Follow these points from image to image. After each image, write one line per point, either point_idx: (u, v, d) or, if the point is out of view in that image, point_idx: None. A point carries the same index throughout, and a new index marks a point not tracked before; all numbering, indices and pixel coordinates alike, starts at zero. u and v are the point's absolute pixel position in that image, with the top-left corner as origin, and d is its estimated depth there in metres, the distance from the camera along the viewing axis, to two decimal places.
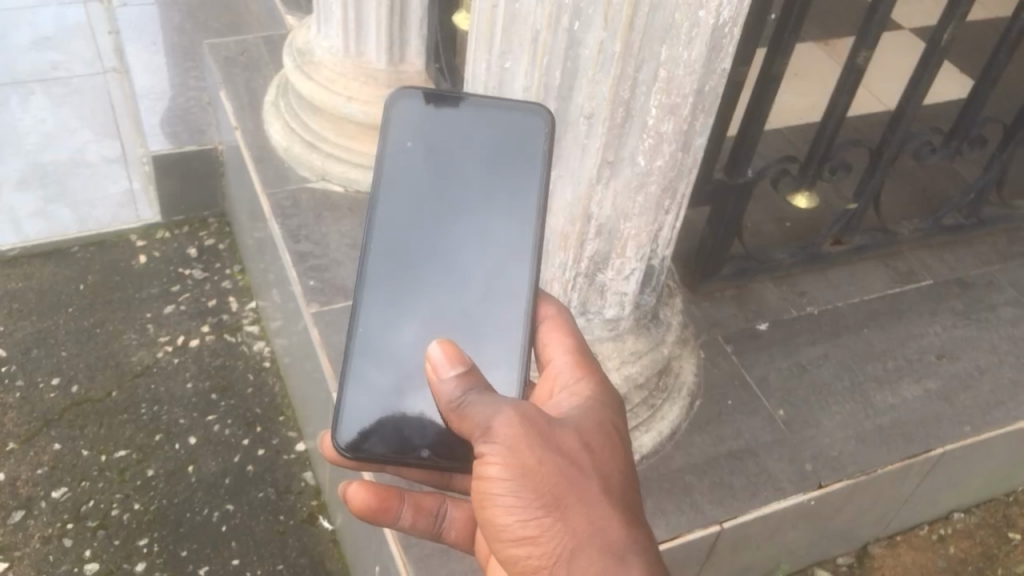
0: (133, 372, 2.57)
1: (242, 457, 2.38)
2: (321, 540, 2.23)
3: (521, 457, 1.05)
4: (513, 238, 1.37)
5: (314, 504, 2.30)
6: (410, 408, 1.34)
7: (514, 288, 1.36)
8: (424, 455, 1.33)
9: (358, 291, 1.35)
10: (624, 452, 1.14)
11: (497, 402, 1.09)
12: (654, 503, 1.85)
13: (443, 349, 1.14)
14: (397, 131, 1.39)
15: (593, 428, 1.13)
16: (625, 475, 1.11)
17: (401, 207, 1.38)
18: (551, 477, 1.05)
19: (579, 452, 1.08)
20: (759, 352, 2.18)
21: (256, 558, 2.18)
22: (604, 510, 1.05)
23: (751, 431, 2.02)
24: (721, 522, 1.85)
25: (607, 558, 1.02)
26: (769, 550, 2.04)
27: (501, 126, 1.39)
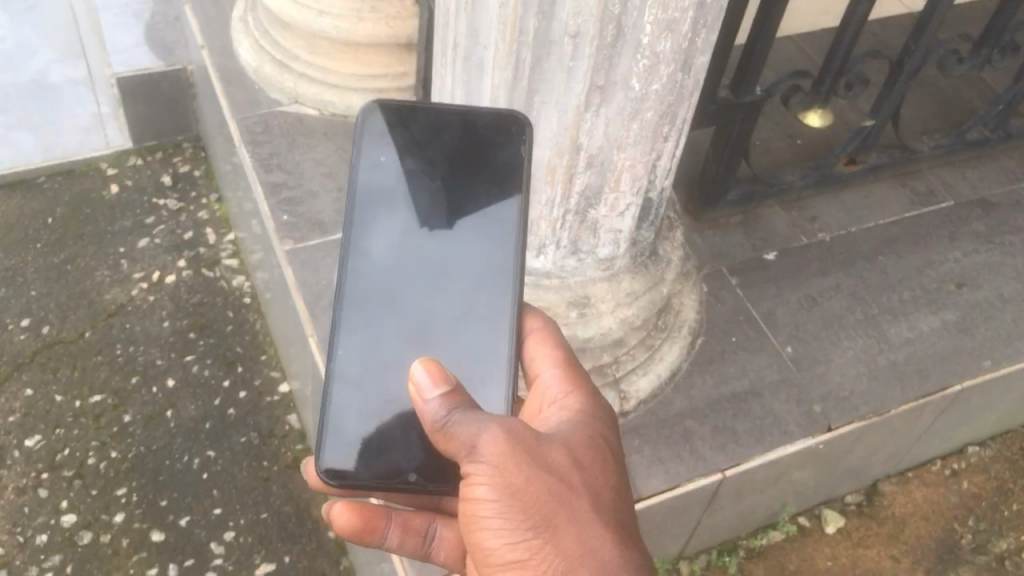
0: (107, 312, 2.45)
1: (222, 401, 2.27)
2: (307, 487, 2.12)
3: (510, 478, 1.00)
4: (494, 263, 1.26)
5: (299, 449, 2.19)
6: (394, 430, 1.19)
7: (499, 308, 1.24)
8: (410, 478, 1.17)
9: (335, 313, 1.22)
10: (614, 469, 1.10)
11: (483, 421, 1.04)
12: (652, 452, 1.74)
13: (428, 368, 1.07)
14: (372, 144, 1.26)
15: (584, 445, 1.09)
16: (616, 491, 1.07)
17: (379, 225, 1.26)
18: (542, 497, 1.01)
19: (568, 468, 1.04)
20: (766, 284, 2.04)
21: (238, 508, 2.08)
22: (595, 528, 1.01)
23: (757, 370, 1.89)
24: (723, 470, 1.75)
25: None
26: (774, 492, 1.94)
27: (477, 143, 1.28)
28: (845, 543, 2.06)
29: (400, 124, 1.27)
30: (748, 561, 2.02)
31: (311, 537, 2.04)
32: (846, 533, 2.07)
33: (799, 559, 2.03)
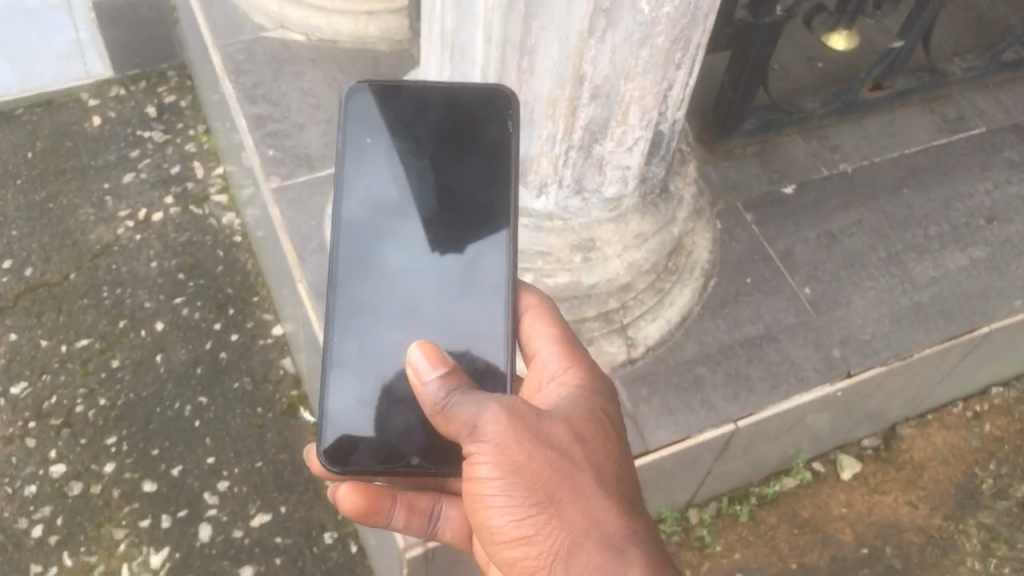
0: (92, 253, 2.34)
1: (214, 345, 2.18)
2: (303, 434, 2.05)
3: (509, 455, 0.96)
4: (487, 245, 1.19)
5: (294, 395, 2.10)
6: (394, 414, 1.16)
7: (492, 290, 1.18)
8: (414, 462, 1.15)
9: (327, 304, 1.16)
10: (618, 444, 1.05)
11: (482, 400, 1.00)
12: (660, 402, 1.65)
13: (424, 349, 1.05)
14: (356, 127, 1.20)
15: (587, 420, 1.03)
16: (621, 466, 1.02)
17: (367, 209, 1.19)
18: (544, 473, 0.97)
19: (570, 443, 1.00)
20: (783, 220, 1.92)
21: (232, 456, 2.01)
22: (600, 501, 0.97)
23: (773, 313, 1.78)
24: (735, 421, 1.65)
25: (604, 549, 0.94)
26: (788, 440, 1.85)
27: (463, 119, 1.22)
28: (861, 489, 1.98)
29: (384, 103, 1.20)
30: (760, 508, 1.94)
31: (308, 486, 1.97)
32: (862, 479, 2.00)
33: (813, 506, 1.96)
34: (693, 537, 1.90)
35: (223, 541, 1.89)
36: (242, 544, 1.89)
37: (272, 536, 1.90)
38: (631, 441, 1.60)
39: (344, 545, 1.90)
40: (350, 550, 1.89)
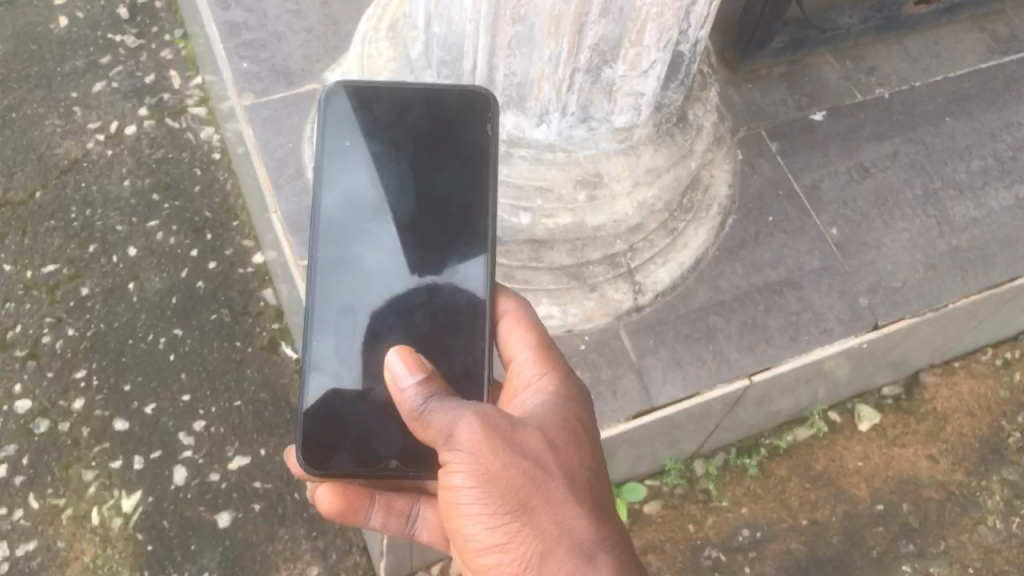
0: (59, 169, 2.16)
1: (190, 273, 2.03)
2: (285, 371, 1.92)
3: (482, 465, 0.95)
4: (463, 255, 1.17)
5: (275, 329, 1.96)
6: (375, 418, 1.14)
7: (468, 302, 1.17)
8: (392, 465, 1.13)
9: (307, 307, 1.14)
10: (592, 451, 1.03)
11: (458, 408, 0.99)
12: (668, 354, 1.50)
13: (401, 355, 1.02)
14: (335, 128, 1.18)
15: (562, 428, 1.02)
16: (596, 473, 1.01)
17: (347, 212, 1.17)
18: (517, 481, 0.95)
19: (545, 451, 0.98)
20: (811, 151, 1.73)
21: (209, 394, 1.88)
22: (571, 510, 0.95)
23: (796, 256, 1.62)
24: (750, 375, 1.52)
25: (575, 557, 0.92)
26: (802, 390, 1.73)
27: (441, 123, 1.19)
28: (878, 442, 1.86)
29: (364, 106, 1.18)
30: (770, 460, 1.82)
31: (289, 428, 1.85)
32: (881, 431, 1.87)
33: (827, 459, 1.83)
34: (697, 490, 1.78)
35: (199, 485, 1.78)
36: (219, 488, 1.77)
37: (251, 480, 1.78)
38: (636, 397, 1.46)
39: None
40: None
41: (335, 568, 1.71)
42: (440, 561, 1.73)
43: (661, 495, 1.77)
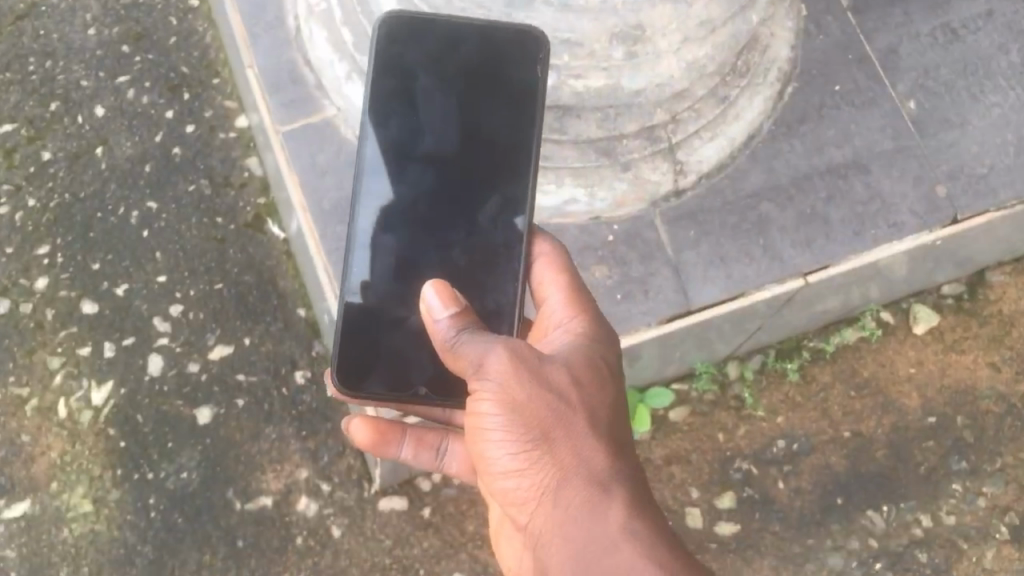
0: (15, 14, 1.86)
1: (166, 138, 1.77)
2: (271, 253, 1.70)
3: (505, 393, 0.91)
4: (500, 199, 1.08)
5: (261, 204, 1.73)
6: (407, 344, 1.08)
7: (504, 245, 1.08)
8: (421, 393, 1.08)
9: (347, 240, 1.07)
10: (619, 387, 0.98)
11: (489, 339, 0.94)
12: (712, 248, 1.31)
13: (436, 286, 0.97)
14: (386, 55, 1.07)
15: (592, 361, 0.96)
16: (620, 408, 0.96)
17: (393, 145, 1.09)
18: (542, 415, 0.90)
19: (573, 386, 0.93)
20: (889, 7, 1.44)
21: (187, 275, 1.68)
22: (591, 441, 0.90)
23: (864, 134, 1.37)
24: (806, 275, 1.32)
25: (590, 489, 0.89)
26: (855, 286, 1.52)
27: (494, 65, 1.08)
28: (934, 347, 1.65)
29: (417, 36, 1.07)
30: (812, 364, 1.63)
31: (276, 316, 1.65)
32: (937, 335, 1.65)
33: (876, 364, 1.64)
34: (728, 396, 1.60)
35: (176, 376, 1.60)
36: (198, 381, 1.60)
37: (233, 373, 1.61)
38: (672, 297, 1.29)
39: (319, 386, 1.60)
40: (325, 393, 1.59)
41: (326, 471, 1.55)
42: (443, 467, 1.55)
43: (690, 401, 1.59)
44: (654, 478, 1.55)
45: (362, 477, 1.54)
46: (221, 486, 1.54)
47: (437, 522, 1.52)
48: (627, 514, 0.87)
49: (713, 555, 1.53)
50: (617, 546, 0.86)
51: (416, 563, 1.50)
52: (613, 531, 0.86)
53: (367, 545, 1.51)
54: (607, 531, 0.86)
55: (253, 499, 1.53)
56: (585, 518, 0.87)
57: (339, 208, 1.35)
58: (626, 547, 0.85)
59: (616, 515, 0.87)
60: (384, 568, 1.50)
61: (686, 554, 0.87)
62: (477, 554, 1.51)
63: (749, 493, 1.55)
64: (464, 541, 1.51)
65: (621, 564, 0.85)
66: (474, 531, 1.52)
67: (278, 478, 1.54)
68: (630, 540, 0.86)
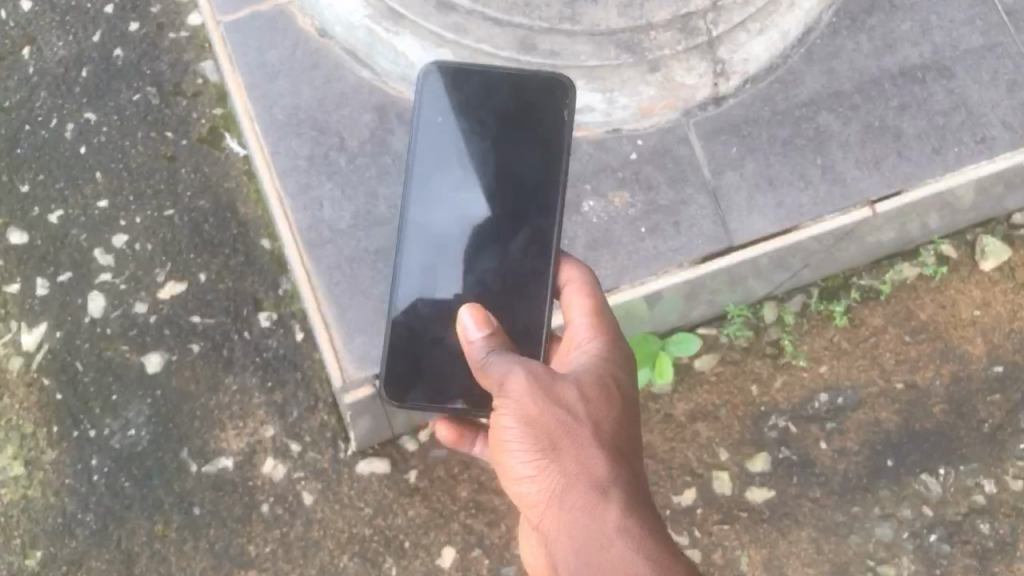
0: None
1: (104, 38, 1.50)
2: (229, 173, 1.45)
3: (518, 406, 0.88)
4: (530, 231, 1.03)
5: (217, 115, 1.47)
6: (447, 357, 1.03)
7: (534, 272, 1.03)
8: (458, 405, 1.03)
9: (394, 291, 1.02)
10: (635, 407, 0.92)
11: (512, 359, 0.91)
12: (761, 160, 1.19)
13: (471, 309, 0.94)
14: (428, 107, 1.03)
15: (606, 377, 0.91)
16: (633, 426, 0.90)
17: (433, 199, 1.03)
18: (550, 431, 0.86)
19: (585, 405, 0.88)
20: None
21: (132, 199, 1.44)
22: (595, 450, 0.85)
23: (947, 32, 1.24)
24: (871, 203, 1.19)
25: (589, 500, 0.83)
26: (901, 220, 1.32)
27: (524, 109, 1.04)
28: (1003, 285, 1.41)
29: (458, 87, 1.04)
30: (862, 306, 1.40)
31: (236, 247, 1.41)
32: (1008, 272, 1.42)
33: (936, 305, 1.40)
34: (764, 343, 1.37)
35: (121, 318, 1.38)
36: (147, 323, 1.38)
37: (187, 314, 1.38)
38: (710, 231, 1.18)
39: (286, 330, 1.37)
40: (294, 339, 1.37)
41: (295, 429, 1.33)
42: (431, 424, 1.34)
43: (719, 348, 1.37)
44: (675, 437, 1.34)
45: (337, 435, 1.33)
46: (174, 446, 1.33)
47: (425, 488, 1.31)
48: (625, 519, 0.81)
49: (743, 525, 1.32)
50: (610, 551, 0.80)
51: (400, 536, 1.30)
52: (608, 535, 0.80)
53: (343, 514, 1.30)
54: (602, 535, 0.81)
55: (211, 461, 1.32)
56: (583, 525, 0.82)
57: (293, 118, 1.20)
58: (619, 550, 0.79)
59: (614, 520, 0.81)
60: (363, 539, 1.30)
61: (685, 565, 0.80)
62: (470, 524, 1.30)
63: (786, 454, 1.35)
64: (456, 510, 1.31)
65: (613, 569, 0.79)
66: (467, 497, 1.31)
67: (239, 437, 1.33)
68: (627, 547, 0.79)
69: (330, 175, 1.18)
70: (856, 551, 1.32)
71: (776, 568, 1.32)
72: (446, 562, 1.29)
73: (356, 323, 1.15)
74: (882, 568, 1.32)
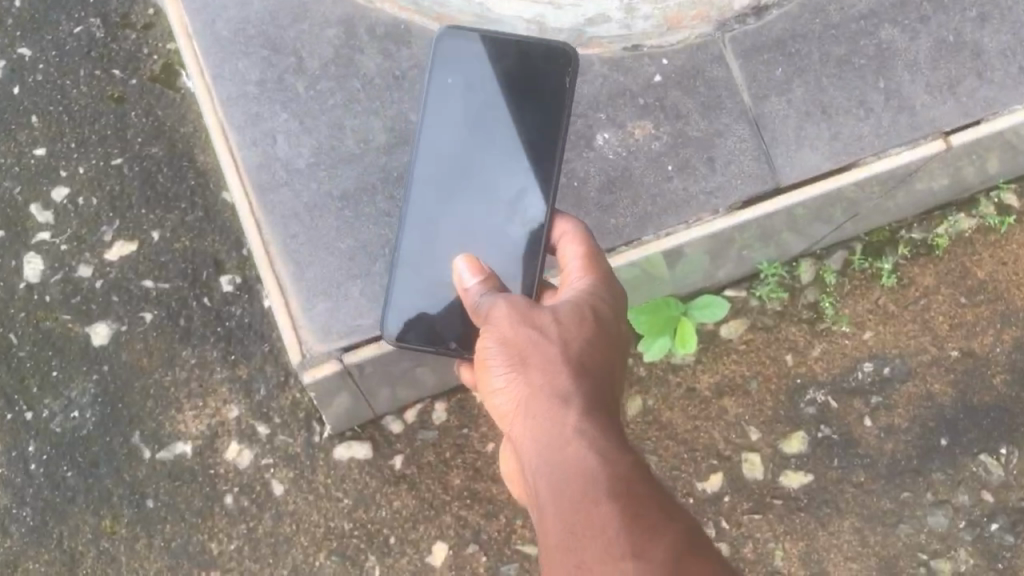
0: None
1: None
2: (186, 115, 1.25)
3: (490, 329, 0.77)
4: (524, 207, 0.88)
5: (172, 51, 1.27)
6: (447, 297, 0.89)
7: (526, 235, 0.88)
8: (451, 347, 0.88)
9: (390, 282, 0.88)
10: (621, 329, 0.80)
11: (493, 293, 0.80)
12: (811, 85, 1.02)
13: (467, 257, 0.83)
14: (439, 74, 0.89)
15: (587, 298, 0.79)
16: (616, 343, 0.78)
17: (434, 177, 0.89)
18: (519, 351, 0.75)
19: (561, 324, 0.76)
20: None
21: (74, 146, 1.25)
22: (561, 360, 0.73)
23: None
24: (945, 134, 1.03)
25: (551, 412, 0.72)
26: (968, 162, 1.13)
27: (521, 71, 0.88)
28: None
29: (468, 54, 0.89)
30: (911, 263, 1.22)
31: (194, 200, 1.23)
32: None
33: (996, 262, 1.22)
34: (800, 306, 1.20)
35: (63, 284, 1.20)
36: (92, 289, 1.20)
37: (138, 278, 1.20)
38: (752, 169, 1.01)
39: (252, 295, 1.19)
40: (261, 305, 1.19)
41: (263, 409, 1.16)
42: (419, 403, 1.17)
43: (749, 313, 1.19)
44: (699, 414, 1.17)
45: (310, 416, 1.16)
46: (124, 430, 1.16)
47: (412, 475, 1.14)
48: (584, 424, 0.70)
49: (777, 515, 1.15)
50: (565, 454, 0.69)
51: (384, 530, 1.13)
52: (562, 437, 0.70)
53: (318, 506, 1.14)
54: (558, 443, 0.70)
55: (167, 447, 1.15)
56: (543, 436, 0.71)
57: (241, 34, 1.03)
58: (572, 452, 0.69)
59: (573, 427, 0.70)
60: (342, 535, 1.13)
61: (645, 472, 0.69)
62: (465, 517, 1.14)
63: (826, 433, 1.17)
64: (448, 500, 1.14)
65: (570, 476, 0.68)
66: (462, 486, 1.14)
67: (199, 419, 1.16)
68: (586, 453, 0.69)
69: (285, 104, 1.02)
70: (906, 544, 1.16)
71: (816, 563, 1.15)
72: (437, 561, 1.13)
73: (316, 284, 0.98)
74: (936, 562, 1.15)
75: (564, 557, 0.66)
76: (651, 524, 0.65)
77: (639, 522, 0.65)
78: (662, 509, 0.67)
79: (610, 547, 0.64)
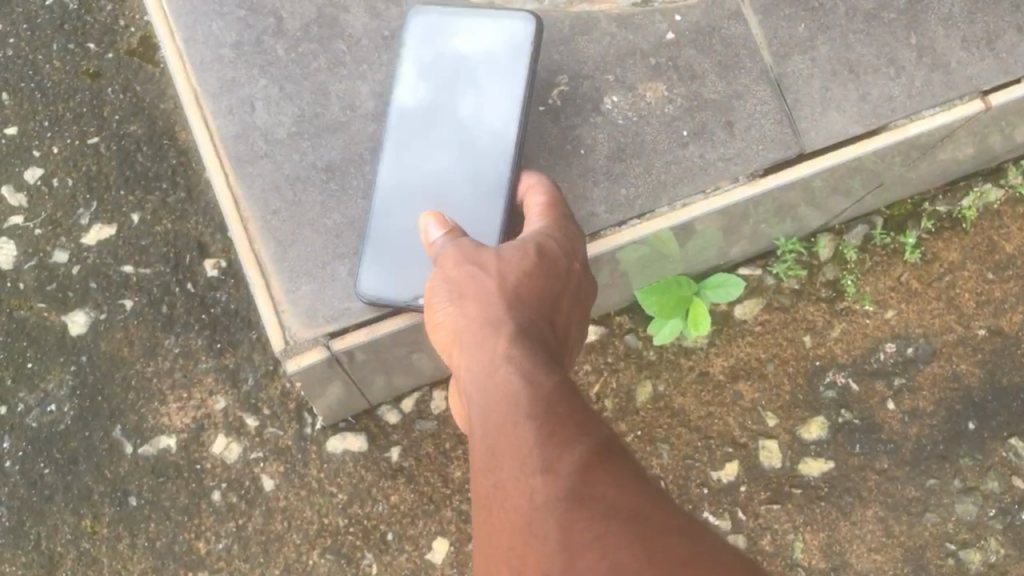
0: None
1: None
2: (168, 89, 1.18)
3: (436, 272, 0.73)
4: (490, 168, 0.85)
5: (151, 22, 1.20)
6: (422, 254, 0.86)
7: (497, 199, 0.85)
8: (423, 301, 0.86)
9: (362, 246, 0.86)
10: (572, 270, 0.74)
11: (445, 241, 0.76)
12: (835, 42, 0.95)
13: (434, 212, 0.79)
14: (409, 47, 0.88)
15: (533, 236, 0.74)
16: (563, 281, 0.72)
17: (403, 146, 0.88)
18: (458, 289, 0.70)
19: (504, 261, 0.71)
20: None
21: (47, 124, 1.18)
22: (496, 294, 0.68)
23: None
24: (983, 96, 0.96)
25: (482, 341, 0.65)
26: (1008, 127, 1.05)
27: (488, 40, 0.87)
28: None
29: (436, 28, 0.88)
30: (935, 238, 1.15)
31: (176, 179, 1.16)
32: None
33: None
34: (819, 285, 1.13)
35: (37, 270, 1.14)
36: (68, 276, 1.13)
37: (117, 263, 1.13)
38: (773, 135, 0.94)
39: (238, 280, 1.13)
40: (248, 290, 1.12)
41: (252, 400, 1.10)
42: (416, 392, 1.10)
43: (766, 293, 1.13)
44: (713, 400, 1.11)
45: (302, 407, 1.10)
46: (104, 424, 1.10)
47: (410, 468, 1.08)
48: (513, 348, 0.64)
49: (797, 505, 1.09)
50: (493, 379, 0.62)
51: (381, 527, 1.07)
52: (490, 360, 0.63)
53: (312, 502, 1.07)
54: (487, 370, 0.63)
55: (150, 441, 1.09)
56: (473, 367, 0.65)
57: None
58: (499, 373, 0.62)
59: (502, 351, 0.64)
60: (336, 532, 1.07)
61: (577, 393, 0.61)
62: (466, 511, 1.08)
63: (847, 418, 1.11)
64: (448, 494, 1.08)
65: (494, 399, 0.61)
66: (462, 478, 1.08)
67: (184, 412, 1.09)
68: (513, 374, 0.62)
69: (265, 68, 0.95)
70: (933, 533, 1.09)
71: (837, 555, 1.09)
72: (437, 558, 1.07)
73: (300, 263, 0.91)
74: (965, 553, 1.09)
75: (484, 484, 0.58)
76: (572, 437, 0.57)
77: (557, 436, 0.57)
78: (587, 421, 0.58)
79: (524, 464, 0.56)
